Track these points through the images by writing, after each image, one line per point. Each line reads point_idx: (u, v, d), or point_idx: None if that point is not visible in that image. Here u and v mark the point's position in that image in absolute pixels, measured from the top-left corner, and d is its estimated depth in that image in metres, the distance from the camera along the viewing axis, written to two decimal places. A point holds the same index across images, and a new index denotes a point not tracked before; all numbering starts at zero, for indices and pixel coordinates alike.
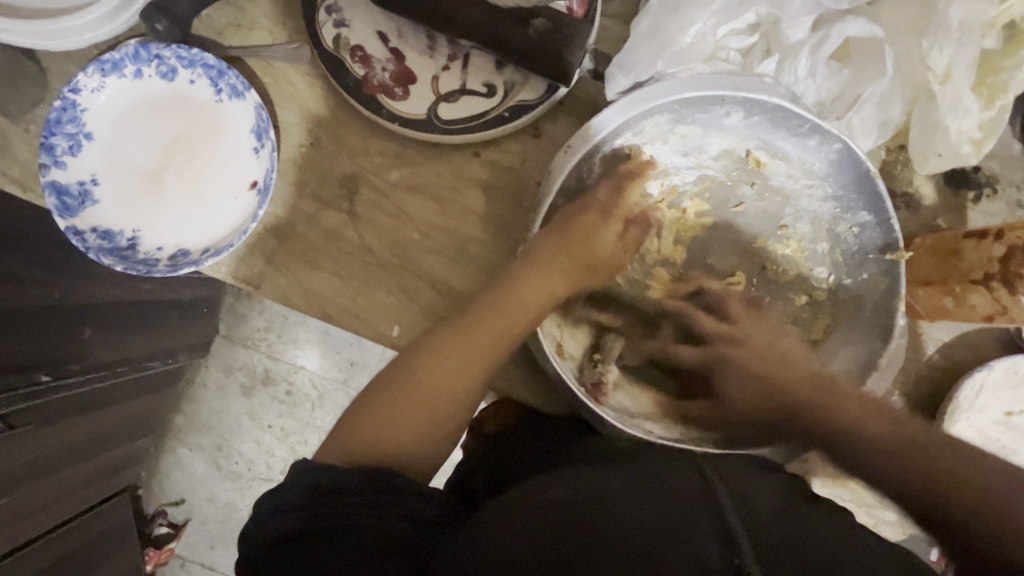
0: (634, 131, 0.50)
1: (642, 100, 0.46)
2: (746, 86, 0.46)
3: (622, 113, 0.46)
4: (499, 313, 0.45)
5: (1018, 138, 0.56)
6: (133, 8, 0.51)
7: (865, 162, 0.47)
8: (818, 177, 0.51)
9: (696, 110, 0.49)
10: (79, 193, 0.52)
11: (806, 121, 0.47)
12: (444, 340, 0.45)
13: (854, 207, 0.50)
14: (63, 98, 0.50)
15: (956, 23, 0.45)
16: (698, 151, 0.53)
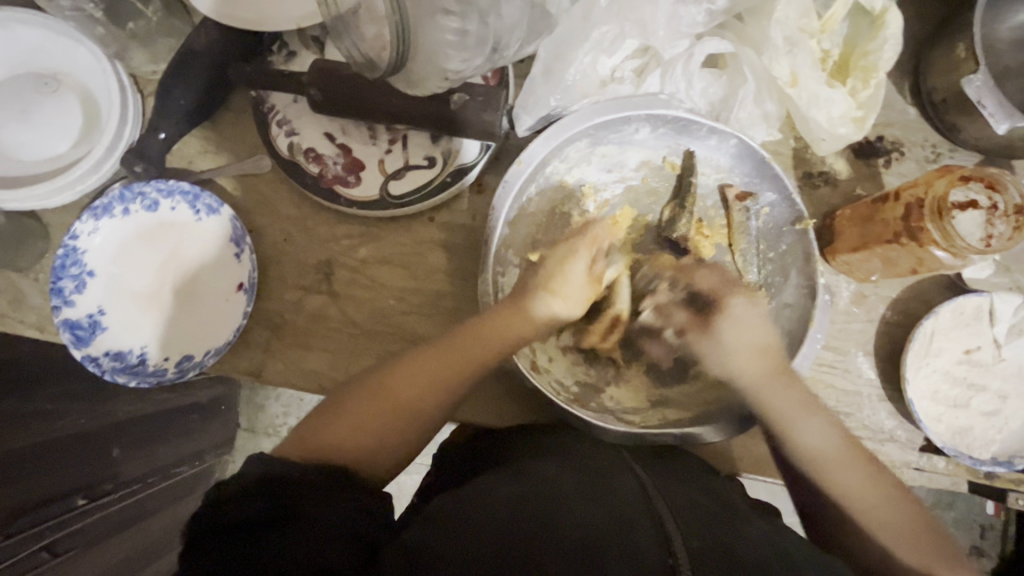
0: (560, 158, 0.57)
1: (560, 132, 0.53)
2: (648, 107, 0.54)
3: (546, 144, 0.53)
4: (472, 337, 0.50)
5: (910, 103, 0.61)
6: (114, 155, 0.59)
7: (760, 150, 0.54)
8: (726, 169, 0.58)
9: (609, 131, 0.56)
10: (89, 324, 0.58)
11: (703, 125, 0.54)
12: (424, 355, 0.50)
13: (760, 189, 0.57)
14: (65, 245, 0.57)
15: (781, 39, 0.52)
16: (620, 165, 0.59)
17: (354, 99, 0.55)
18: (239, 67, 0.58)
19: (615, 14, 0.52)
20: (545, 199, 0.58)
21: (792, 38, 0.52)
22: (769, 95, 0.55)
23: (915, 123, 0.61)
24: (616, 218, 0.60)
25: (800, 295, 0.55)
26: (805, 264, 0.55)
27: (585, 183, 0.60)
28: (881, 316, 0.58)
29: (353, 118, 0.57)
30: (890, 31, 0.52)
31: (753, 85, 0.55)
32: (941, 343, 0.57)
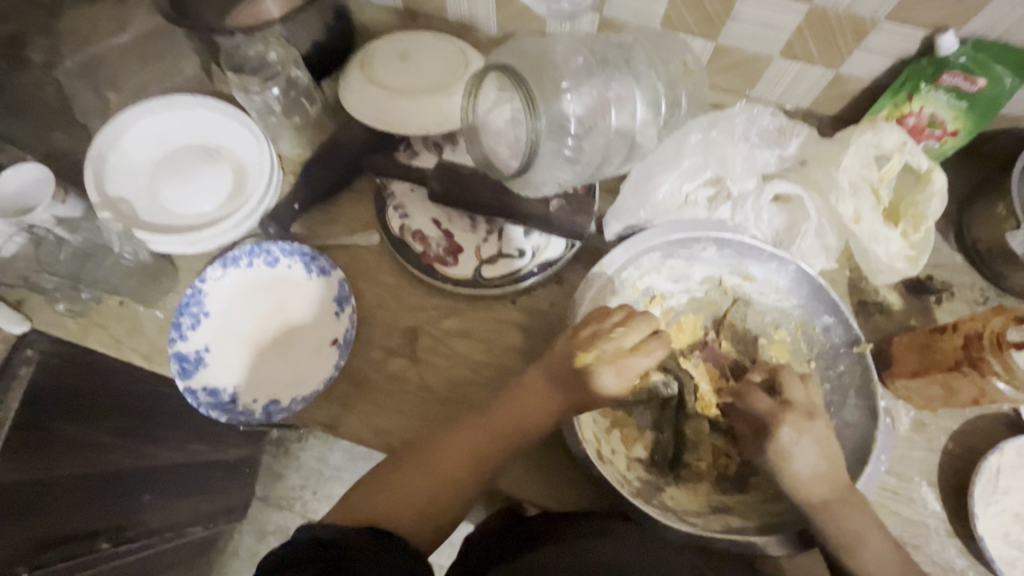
0: (636, 265, 0.63)
1: (638, 243, 0.60)
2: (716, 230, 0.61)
3: (625, 252, 0.61)
4: (506, 411, 0.55)
5: (955, 250, 0.67)
6: (253, 216, 0.68)
7: (818, 279, 0.60)
8: (785, 291, 0.63)
9: (680, 247, 0.62)
10: (195, 358, 0.64)
11: (765, 250, 0.61)
12: (465, 424, 0.55)
13: (818, 313, 0.62)
14: (194, 287, 0.65)
15: (847, 183, 0.60)
16: (686, 278, 0.65)
17: (467, 194, 0.65)
18: (376, 158, 0.69)
19: (702, 150, 0.65)
20: (619, 300, 0.63)
21: (855, 183, 0.60)
22: (829, 228, 0.62)
23: (962, 268, 0.67)
24: (682, 324, 0.65)
25: (862, 414, 0.57)
26: (864, 382, 0.58)
27: (654, 291, 0.65)
28: (942, 446, 0.59)
29: (464, 211, 0.67)
30: (937, 187, 0.59)
31: (816, 219, 0.63)
32: (1008, 482, 0.57)
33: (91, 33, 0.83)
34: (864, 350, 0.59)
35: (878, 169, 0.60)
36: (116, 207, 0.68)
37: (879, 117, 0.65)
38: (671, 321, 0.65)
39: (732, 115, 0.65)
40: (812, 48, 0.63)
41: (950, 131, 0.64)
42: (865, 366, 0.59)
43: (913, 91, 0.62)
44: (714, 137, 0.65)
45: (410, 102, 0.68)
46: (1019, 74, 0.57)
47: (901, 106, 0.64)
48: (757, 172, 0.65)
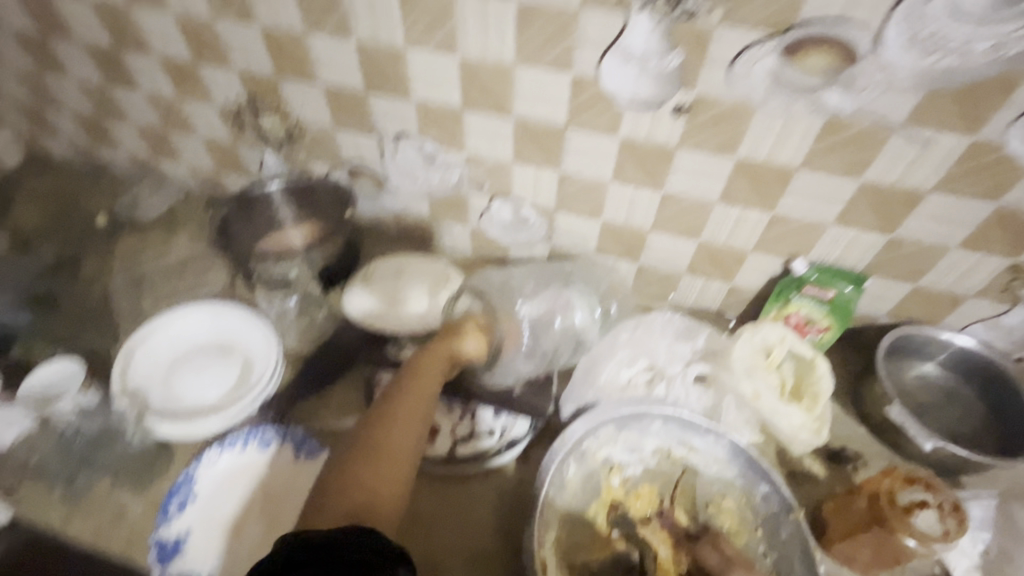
0: (594, 437, 0.72)
1: (595, 417, 0.72)
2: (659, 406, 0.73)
3: (584, 425, 0.72)
4: (402, 405, 0.67)
5: (858, 423, 0.80)
6: (254, 403, 0.77)
7: (748, 450, 0.71)
8: (725, 461, 0.72)
9: (631, 420, 0.73)
10: (174, 544, 0.67)
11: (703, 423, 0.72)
12: (381, 424, 0.65)
13: (756, 482, 0.70)
14: (187, 471, 0.71)
15: (742, 370, 0.76)
16: (639, 449, 0.73)
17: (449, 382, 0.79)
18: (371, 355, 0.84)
19: (633, 346, 0.83)
20: (581, 469, 0.71)
21: (749, 368, 0.76)
22: (745, 403, 0.76)
23: (867, 438, 0.78)
24: (639, 492, 0.71)
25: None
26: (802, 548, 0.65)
27: (612, 461, 0.72)
28: None
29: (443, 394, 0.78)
30: (822, 370, 0.75)
31: (733, 396, 0.77)
32: None
33: (144, 254, 1.03)
34: (798, 516, 0.67)
35: (767, 356, 0.76)
36: (133, 396, 0.78)
37: (770, 314, 0.83)
38: (630, 491, 0.71)
39: (653, 319, 0.85)
40: (708, 268, 0.87)
41: (824, 326, 0.82)
42: (801, 532, 0.66)
43: (788, 297, 0.81)
44: (643, 331, 0.84)
45: (410, 307, 0.89)
46: (857, 287, 0.78)
47: (783, 307, 0.82)
48: (681, 359, 0.81)
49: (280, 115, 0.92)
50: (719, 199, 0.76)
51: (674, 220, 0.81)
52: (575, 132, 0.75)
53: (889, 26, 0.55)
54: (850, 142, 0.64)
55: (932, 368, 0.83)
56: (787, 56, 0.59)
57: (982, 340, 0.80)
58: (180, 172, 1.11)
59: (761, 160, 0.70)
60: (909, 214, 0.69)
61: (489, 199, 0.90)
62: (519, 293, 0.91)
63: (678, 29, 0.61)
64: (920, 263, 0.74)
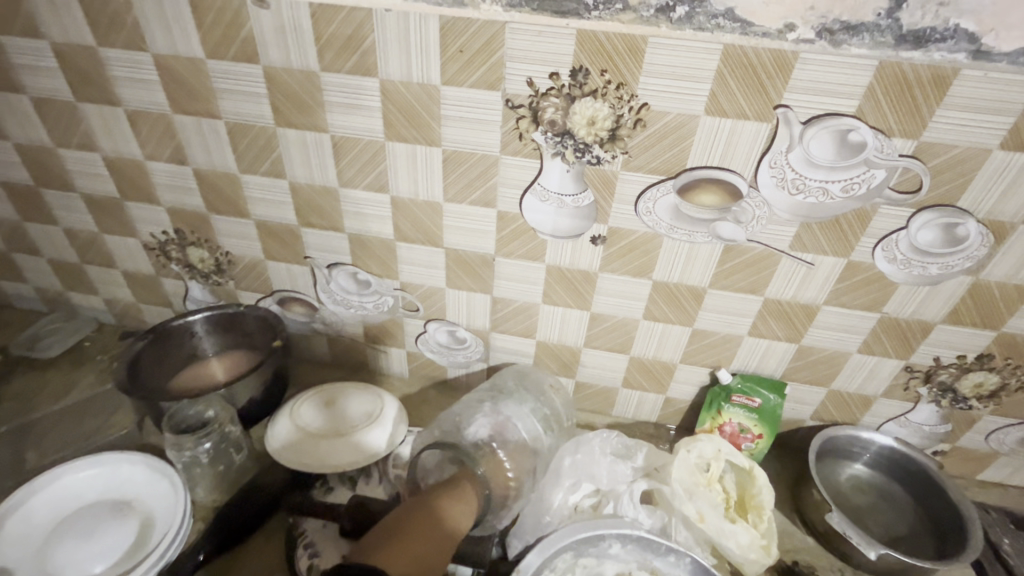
0: (551, 567, 0.69)
1: (552, 543, 0.69)
2: (616, 526, 0.72)
3: (540, 554, 0.68)
4: (428, 523, 0.56)
5: (805, 532, 0.79)
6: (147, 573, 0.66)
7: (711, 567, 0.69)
8: None
9: (588, 543, 0.71)
10: None
11: (662, 543, 0.70)
12: (404, 538, 0.53)
13: None
14: None
15: (682, 488, 0.74)
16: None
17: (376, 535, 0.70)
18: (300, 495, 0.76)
19: (573, 472, 0.78)
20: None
21: (690, 488, 0.74)
22: (687, 525, 0.73)
23: (816, 548, 0.78)
24: None
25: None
26: None
27: None
28: None
29: None
30: (762, 480, 0.76)
31: (674, 517, 0.74)
32: None
33: (38, 398, 0.93)
34: None
35: (706, 472, 0.76)
36: None
37: (705, 425, 0.86)
38: None
39: (590, 439, 0.80)
40: (642, 381, 0.89)
41: (756, 434, 0.84)
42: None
43: (719, 407, 0.84)
44: (582, 458, 0.78)
45: (330, 442, 0.81)
46: (778, 394, 0.82)
47: (716, 417, 0.85)
48: (624, 478, 0.77)
49: (209, 247, 0.91)
50: (643, 316, 0.80)
51: (604, 337, 0.84)
52: (504, 260, 0.79)
53: (760, 171, 0.64)
54: (747, 264, 0.72)
55: (862, 469, 0.85)
56: (682, 196, 0.67)
57: (898, 438, 0.84)
58: (95, 304, 1.05)
59: (674, 281, 0.76)
60: (809, 325, 0.76)
61: (425, 322, 0.91)
62: (460, 412, 0.80)
63: (587, 173, 0.68)
64: (828, 368, 0.80)
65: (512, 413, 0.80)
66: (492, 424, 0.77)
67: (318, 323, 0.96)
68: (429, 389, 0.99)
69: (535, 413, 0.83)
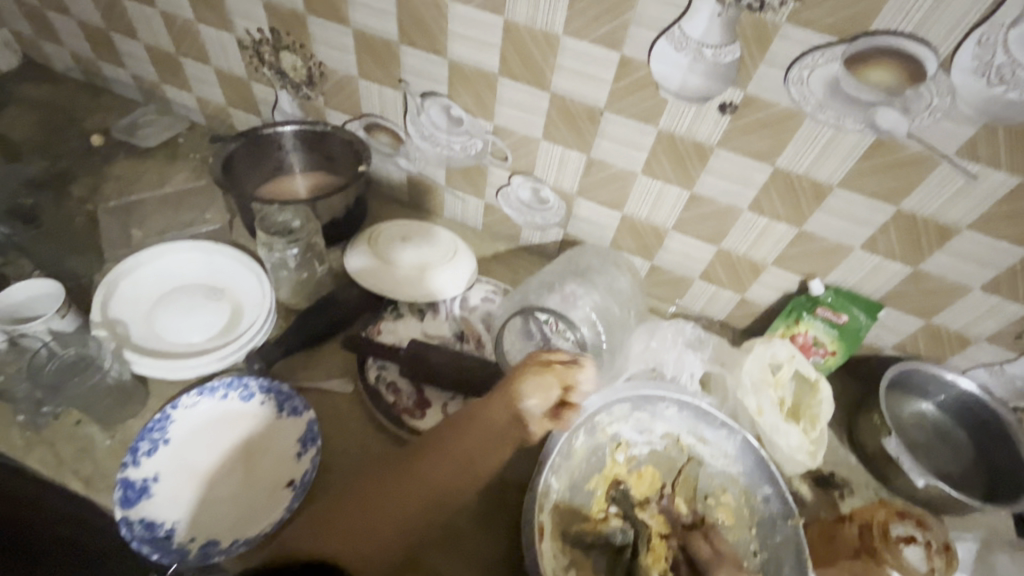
0: (607, 412, 0.72)
1: (613, 393, 0.72)
2: (679, 393, 0.73)
3: (601, 399, 0.72)
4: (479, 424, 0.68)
5: (850, 451, 0.79)
6: (241, 351, 0.74)
7: (760, 449, 0.70)
8: (732, 457, 0.71)
9: (646, 402, 0.73)
10: (140, 487, 0.62)
11: (718, 417, 0.71)
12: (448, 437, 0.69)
13: (760, 483, 0.69)
14: (164, 412, 0.68)
15: (749, 382, 0.74)
16: (649, 431, 0.74)
17: (455, 372, 0.73)
18: (372, 318, 0.81)
19: (644, 355, 0.79)
20: (589, 440, 0.72)
21: (756, 383, 0.74)
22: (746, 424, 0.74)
23: (857, 467, 0.78)
24: (641, 473, 0.72)
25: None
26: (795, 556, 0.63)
27: (620, 438, 0.73)
28: None
29: (444, 386, 0.74)
30: (825, 395, 0.74)
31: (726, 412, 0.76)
32: None
33: (138, 183, 0.98)
34: (797, 523, 0.65)
35: (774, 374, 0.75)
36: (113, 327, 0.74)
37: (777, 331, 0.82)
38: (632, 469, 0.73)
39: (662, 327, 0.81)
40: (721, 277, 0.85)
41: (830, 350, 0.81)
42: (798, 541, 0.64)
43: (800, 316, 0.80)
44: (655, 346, 0.79)
45: (407, 276, 0.82)
46: (869, 314, 0.77)
47: (792, 326, 0.81)
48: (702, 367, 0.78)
49: (303, 55, 0.87)
50: (748, 207, 0.74)
51: (697, 223, 0.79)
52: (612, 117, 0.72)
53: (962, 49, 0.53)
54: (893, 166, 0.63)
55: (930, 408, 0.82)
56: (850, 68, 0.57)
57: (982, 386, 0.79)
58: (188, 102, 1.05)
59: (799, 174, 0.68)
60: (937, 249, 0.68)
61: (510, 174, 0.87)
62: (545, 281, 0.81)
63: (741, 22, 0.58)
64: (935, 300, 0.74)
65: (582, 294, 0.79)
66: (562, 300, 0.78)
67: (401, 158, 0.94)
68: (499, 246, 0.98)
69: (599, 288, 0.81)
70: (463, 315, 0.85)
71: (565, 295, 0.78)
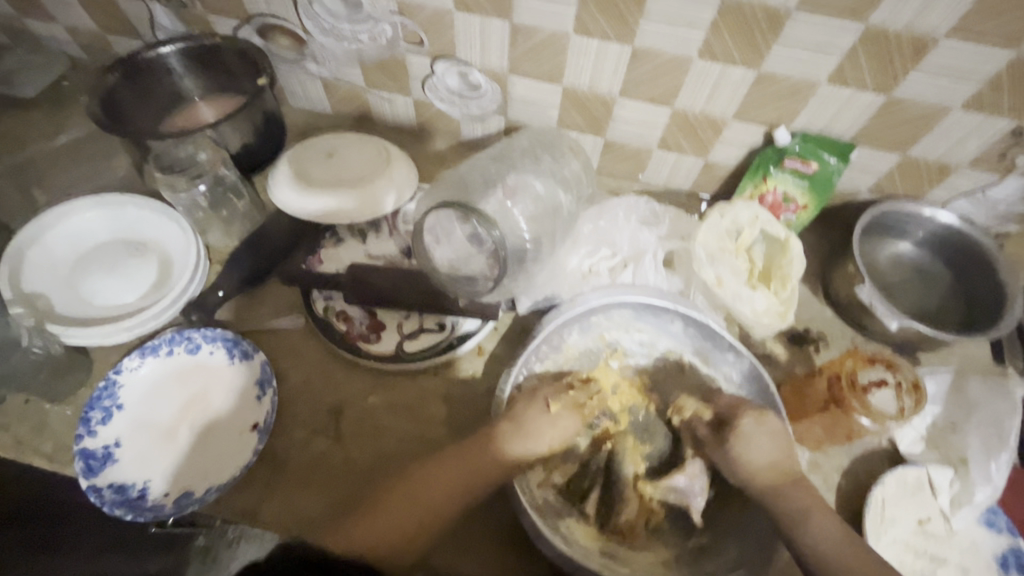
0: (606, 315, 0.69)
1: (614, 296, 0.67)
2: (686, 307, 0.67)
3: (601, 299, 0.67)
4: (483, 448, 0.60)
5: (825, 304, 0.76)
6: (175, 305, 0.70)
7: (767, 379, 0.64)
8: (736, 383, 0.67)
9: (651, 312, 0.68)
10: (103, 454, 0.61)
11: (726, 338, 0.66)
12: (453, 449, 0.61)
13: (757, 412, 0.65)
14: (108, 378, 0.65)
15: (705, 254, 0.71)
16: (651, 345, 0.71)
17: (401, 292, 0.70)
18: (311, 245, 0.75)
19: (593, 238, 0.74)
20: (582, 337, 0.70)
21: (713, 253, 0.71)
22: (710, 296, 0.71)
23: (833, 319, 0.75)
24: (632, 383, 0.70)
25: None
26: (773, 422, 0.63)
27: (618, 345, 0.71)
28: (836, 485, 0.64)
29: (395, 307, 0.70)
30: (796, 252, 0.69)
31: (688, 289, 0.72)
32: (893, 512, 0.62)
33: (28, 140, 0.87)
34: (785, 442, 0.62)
35: (736, 240, 0.71)
36: (32, 302, 0.69)
37: (744, 194, 0.76)
38: (625, 378, 0.70)
39: (613, 207, 0.76)
40: (681, 142, 0.77)
41: (801, 205, 0.75)
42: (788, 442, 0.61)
43: (766, 172, 0.73)
44: (603, 227, 0.75)
45: (339, 196, 0.75)
46: (842, 158, 0.70)
47: (759, 186, 0.75)
48: (665, 245, 0.74)
49: None
50: (699, 54, 0.64)
51: (646, 83, 0.70)
52: None
53: None
54: None
55: (908, 247, 0.78)
56: None
57: (965, 216, 0.75)
58: (58, 35, 0.90)
59: (751, 2, 0.58)
60: (912, 68, 0.60)
61: (431, 61, 0.76)
62: (469, 172, 0.73)
63: None
64: (913, 128, 0.67)
65: (523, 186, 0.71)
66: (503, 194, 0.70)
67: (309, 62, 0.82)
68: (440, 146, 0.89)
69: (546, 175, 0.74)
70: (407, 230, 0.79)
71: (507, 189, 0.70)
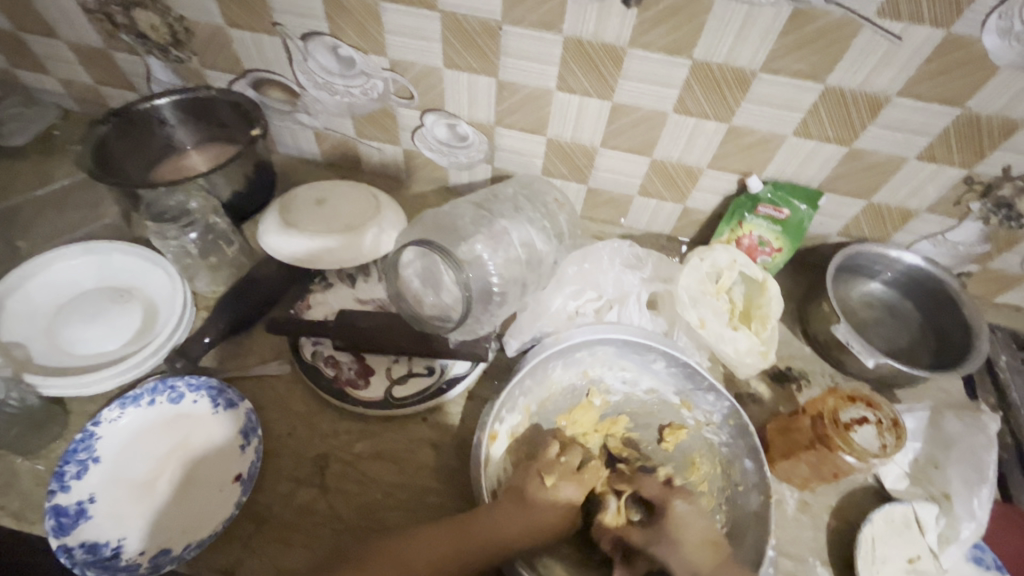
0: (589, 351, 0.70)
1: (598, 330, 0.68)
2: (666, 344, 0.68)
3: (584, 334, 0.68)
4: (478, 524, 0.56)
5: (804, 342, 0.79)
6: (158, 354, 0.69)
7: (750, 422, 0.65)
8: (716, 425, 0.67)
9: (636, 350, 0.69)
10: (76, 511, 0.59)
11: (706, 379, 0.67)
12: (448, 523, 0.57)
13: (739, 454, 0.65)
14: (86, 430, 0.63)
15: (687, 297, 0.72)
16: (633, 383, 0.72)
17: (388, 338, 0.69)
18: (301, 292, 0.77)
19: (579, 280, 0.76)
20: (566, 372, 0.71)
21: (694, 296, 0.72)
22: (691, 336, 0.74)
23: (812, 357, 0.78)
24: (614, 419, 0.71)
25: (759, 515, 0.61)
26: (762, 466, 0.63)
27: (601, 381, 0.72)
28: (825, 523, 0.64)
29: (383, 351, 0.71)
30: (773, 293, 0.72)
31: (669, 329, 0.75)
32: (884, 551, 0.62)
33: (13, 189, 0.87)
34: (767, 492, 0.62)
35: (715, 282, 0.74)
36: (9, 353, 0.68)
37: (722, 237, 0.80)
38: (606, 413, 0.71)
39: (597, 248, 0.77)
40: (660, 188, 0.81)
41: (775, 248, 0.79)
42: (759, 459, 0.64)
43: (741, 217, 0.77)
44: (588, 268, 0.76)
45: (325, 242, 0.76)
46: (812, 205, 0.75)
47: (736, 229, 0.79)
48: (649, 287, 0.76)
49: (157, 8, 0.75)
50: (674, 109, 0.69)
51: (625, 135, 0.74)
52: (511, 30, 0.65)
53: None
54: (813, 39, 0.58)
55: (877, 287, 0.82)
56: None
57: (928, 257, 0.79)
58: (51, 88, 0.92)
59: (718, 63, 0.62)
60: (869, 123, 0.65)
61: (421, 114, 0.80)
62: (451, 214, 0.75)
63: None
64: (874, 176, 0.71)
65: (514, 230, 0.74)
66: (489, 240, 0.72)
67: (301, 113, 0.85)
68: (428, 192, 0.92)
69: (533, 223, 0.77)
70: None
71: (493, 233, 0.73)
